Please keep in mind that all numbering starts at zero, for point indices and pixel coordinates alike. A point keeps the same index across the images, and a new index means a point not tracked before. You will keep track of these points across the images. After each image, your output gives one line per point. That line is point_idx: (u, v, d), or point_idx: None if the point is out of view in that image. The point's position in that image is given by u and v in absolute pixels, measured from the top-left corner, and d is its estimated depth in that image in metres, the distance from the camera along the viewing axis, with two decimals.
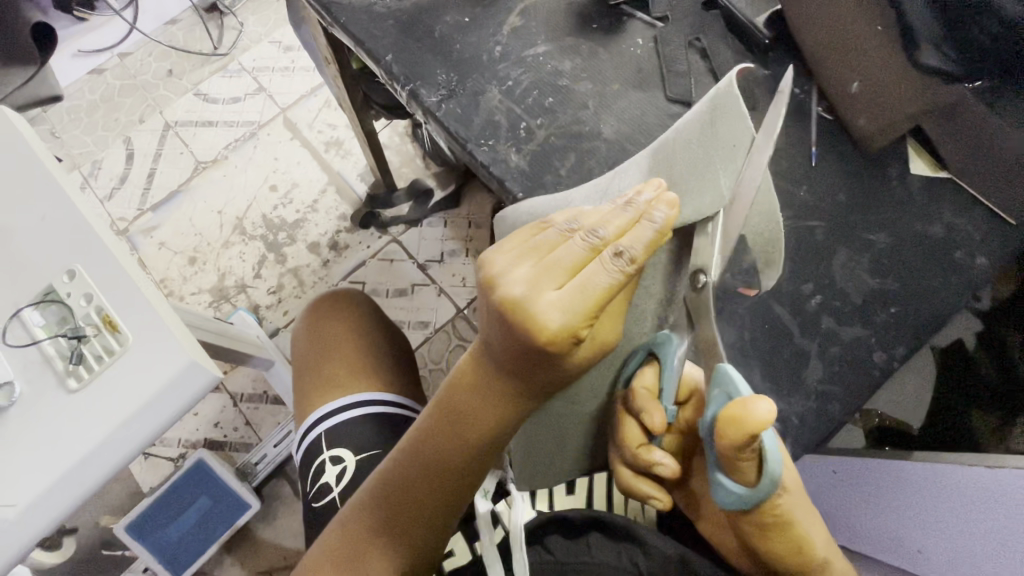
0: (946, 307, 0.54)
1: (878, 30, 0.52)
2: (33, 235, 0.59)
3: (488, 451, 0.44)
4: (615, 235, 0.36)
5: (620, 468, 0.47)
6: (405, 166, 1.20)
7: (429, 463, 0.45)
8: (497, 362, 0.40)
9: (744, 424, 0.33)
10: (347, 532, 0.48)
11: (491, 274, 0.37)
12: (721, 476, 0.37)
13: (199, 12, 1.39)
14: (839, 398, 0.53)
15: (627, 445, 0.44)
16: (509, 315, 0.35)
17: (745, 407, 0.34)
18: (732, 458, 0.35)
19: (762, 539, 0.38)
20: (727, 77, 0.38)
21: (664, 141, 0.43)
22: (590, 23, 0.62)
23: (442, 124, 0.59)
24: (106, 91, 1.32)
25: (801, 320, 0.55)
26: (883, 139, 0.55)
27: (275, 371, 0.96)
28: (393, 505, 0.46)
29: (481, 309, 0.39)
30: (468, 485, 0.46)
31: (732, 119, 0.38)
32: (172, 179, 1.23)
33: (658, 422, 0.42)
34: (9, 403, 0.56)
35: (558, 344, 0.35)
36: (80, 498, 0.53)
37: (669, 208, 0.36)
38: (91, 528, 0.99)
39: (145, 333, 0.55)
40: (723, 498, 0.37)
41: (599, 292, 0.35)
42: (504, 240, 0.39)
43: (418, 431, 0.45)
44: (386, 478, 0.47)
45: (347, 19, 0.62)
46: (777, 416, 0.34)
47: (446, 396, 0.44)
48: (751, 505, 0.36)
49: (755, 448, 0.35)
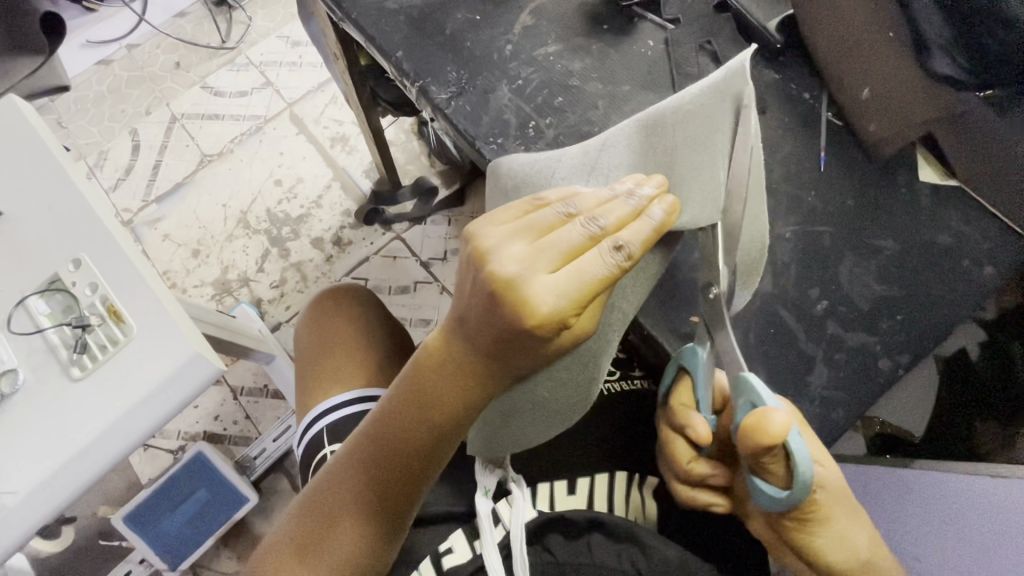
0: (958, 317, 0.53)
1: (890, 36, 0.52)
2: (38, 223, 0.59)
3: (458, 430, 0.44)
4: (615, 226, 0.36)
5: (673, 484, 0.48)
6: (410, 164, 1.20)
7: (401, 436, 0.45)
8: (475, 343, 0.41)
9: (761, 432, 0.35)
10: (319, 501, 0.49)
11: (481, 247, 0.38)
12: (755, 479, 0.39)
13: (208, 5, 1.39)
14: (843, 404, 0.52)
15: (677, 462, 0.45)
16: (502, 293, 0.36)
17: (763, 416, 0.35)
18: (758, 462, 0.37)
19: (802, 537, 0.40)
20: (740, 59, 0.35)
21: (661, 115, 0.42)
22: (602, 24, 0.62)
23: (451, 122, 0.59)
24: (114, 83, 1.32)
25: (807, 325, 0.54)
26: (893, 146, 0.55)
27: (275, 365, 0.96)
28: (368, 477, 0.47)
29: (467, 282, 0.40)
30: (440, 460, 0.46)
31: (724, 110, 0.37)
32: (177, 170, 1.23)
33: (703, 432, 0.43)
34: (12, 391, 0.56)
35: (546, 329, 0.36)
36: (83, 486, 0.53)
37: (670, 208, 0.36)
38: (90, 518, 0.99)
39: (146, 322, 0.55)
40: (756, 501, 0.39)
41: (594, 282, 0.35)
42: (497, 213, 0.40)
43: (390, 402, 0.46)
44: (358, 449, 0.47)
45: (358, 14, 0.62)
46: (792, 422, 0.35)
47: (417, 373, 0.44)
48: (788, 508, 0.37)
49: (779, 453, 0.36)
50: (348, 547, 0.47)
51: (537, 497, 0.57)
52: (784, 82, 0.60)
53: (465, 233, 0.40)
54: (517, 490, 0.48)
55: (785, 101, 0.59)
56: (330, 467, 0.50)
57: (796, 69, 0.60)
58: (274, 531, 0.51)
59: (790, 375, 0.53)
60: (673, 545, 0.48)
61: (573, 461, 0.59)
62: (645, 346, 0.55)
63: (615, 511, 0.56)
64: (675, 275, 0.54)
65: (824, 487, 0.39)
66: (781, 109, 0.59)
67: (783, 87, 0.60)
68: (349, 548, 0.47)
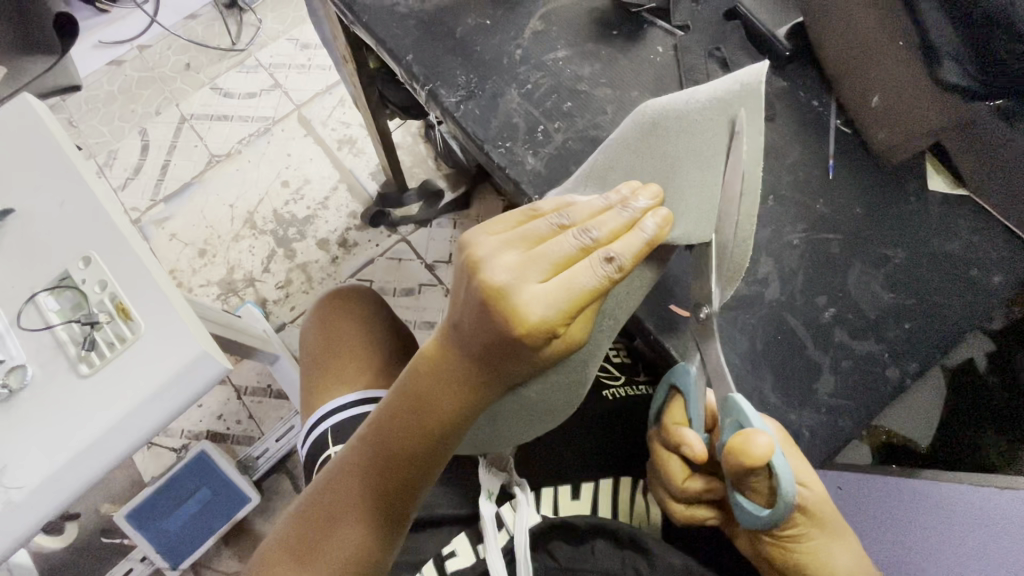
0: (961, 329, 0.52)
1: (901, 46, 0.51)
2: (50, 220, 0.59)
3: (454, 435, 0.45)
4: (608, 238, 0.36)
5: (667, 501, 0.47)
6: (417, 166, 1.21)
7: (397, 442, 0.45)
8: (468, 350, 0.41)
9: (747, 454, 0.36)
10: (316, 506, 0.49)
11: (474, 256, 0.38)
12: (738, 496, 0.39)
13: (219, 7, 1.40)
14: (852, 412, 0.51)
15: (673, 481, 0.45)
16: (493, 302, 0.36)
17: (748, 438, 0.36)
18: (743, 480, 0.38)
19: (785, 551, 0.41)
20: (754, 76, 0.36)
21: (662, 119, 0.41)
22: (612, 29, 0.62)
23: (461, 124, 0.59)
24: (125, 83, 1.33)
25: (814, 332, 0.53)
26: (902, 152, 0.55)
27: (280, 366, 0.96)
28: (365, 481, 0.47)
29: (460, 290, 0.40)
30: (435, 466, 0.46)
31: (729, 125, 0.37)
32: (185, 170, 1.23)
33: (698, 451, 0.42)
34: (21, 387, 0.56)
35: (535, 337, 0.36)
36: (88, 483, 0.53)
37: (662, 222, 0.36)
38: (92, 515, 0.99)
39: (154, 321, 0.55)
40: (738, 519, 0.40)
41: (583, 293, 0.35)
42: (493, 223, 0.40)
43: (386, 409, 0.46)
44: (355, 456, 0.47)
45: (370, 18, 0.62)
46: (776, 444, 0.36)
47: (412, 380, 0.44)
48: (770, 525, 0.38)
49: (764, 473, 0.37)
50: (343, 552, 0.47)
51: (541, 501, 0.57)
52: (792, 88, 0.60)
53: (459, 242, 0.40)
54: (519, 496, 0.50)
55: (791, 107, 0.60)
56: (328, 471, 0.50)
57: (805, 76, 0.61)
58: (270, 537, 0.51)
59: (798, 383, 0.52)
60: (677, 552, 0.48)
61: (577, 466, 0.59)
62: (650, 350, 0.55)
63: (622, 518, 0.56)
64: (678, 281, 0.54)
65: (806, 506, 0.39)
66: (789, 116, 0.59)
67: (789, 93, 0.60)
68: (343, 556, 0.47)
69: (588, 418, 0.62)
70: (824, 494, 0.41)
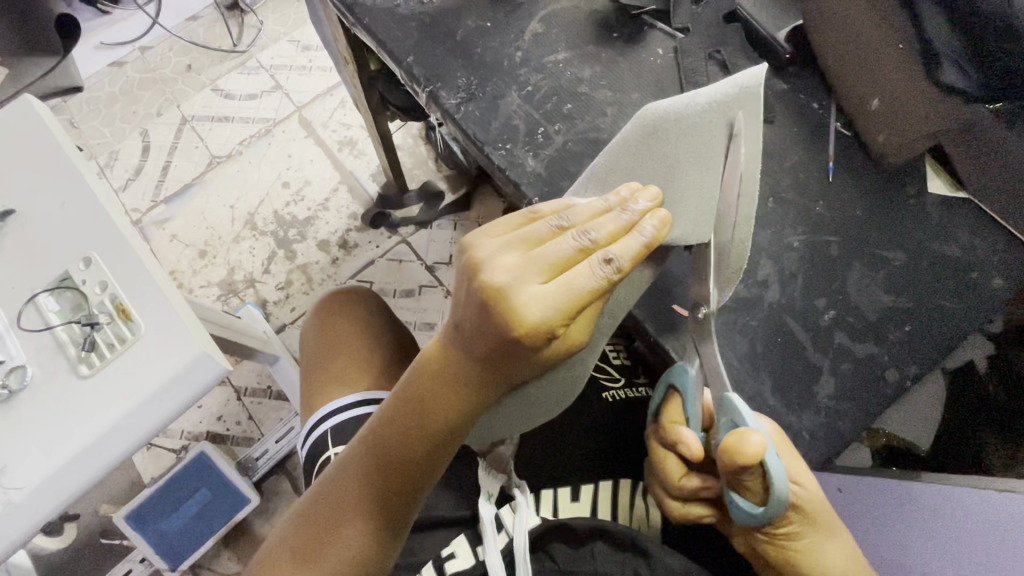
0: (961, 331, 0.52)
1: (901, 48, 0.53)
2: (51, 220, 0.59)
3: (453, 436, 0.45)
4: (607, 239, 0.37)
5: (664, 499, 0.47)
6: (417, 168, 1.21)
7: (396, 443, 0.45)
8: (468, 351, 0.41)
9: (739, 452, 0.36)
10: (316, 507, 0.49)
11: (474, 257, 0.38)
12: (732, 494, 0.39)
13: (221, 9, 1.40)
14: (852, 415, 0.51)
15: (669, 479, 0.45)
16: (492, 302, 0.36)
17: (740, 437, 0.36)
18: (737, 477, 0.38)
19: (780, 549, 0.41)
20: (754, 76, 0.37)
21: (659, 119, 0.41)
22: (612, 32, 0.63)
23: (461, 126, 0.59)
24: (126, 84, 1.33)
25: (813, 335, 0.53)
26: (902, 155, 0.55)
27: (280, 367, 0.96)
28: (364, 483, 0.47)
29: (460, 291, 0.40)
30: (434, 467, 0.46)
31: (728, 126, 0.38)
32: (186, 171, 1.24)
33: (694, 448, 0.42)
34: (21, 387, 0.56)
35: (534, 338, 0.36)
36: (88, 483, 0.53)
37: (661, 224, 0.37)
38: (91, 516, 0.99)
39: (154, 322, 0.55)
40: (732, 516, 0.40)
41: (582, 294, 0.35)
42: (493, 226, 0.40)
43: (386, 410, 0.46)
44: (355, 457, 0.47)
45: (371, 19, 0.63)
46: (767, 442, 0.36)
47: (413, 381, 0.44)
48: (763, 521, 0.38)
49: (757, 470, 0.37)
50: (343, 553, 0.47)
51: (540, 502, 0.56)
52: (792, 90, 0.60)
53: (460, 244, 0.40)
54: (519, 497, 0.50)
55: (791, 109, 0.60)
56: (328, 473, 0.50)
57: (805, 78, 0.60)
58: (270, 539, 0.51)
59: (797, 385, 0.52)
60: (676, 554, 0.48)
61: (577, 469, 0.59)
62: (649, 352, 0.55)
63: (621, 519, 0.55)
64: (678, 283, 0.54)
65: (800, 503, 0.39)
66: (789, 118, 0.59)
67: (790, 95, 0.60)
68: (343, 557, 0.47)
69: (587, 420, 0.62)
70: (818, 492, 0.41)
